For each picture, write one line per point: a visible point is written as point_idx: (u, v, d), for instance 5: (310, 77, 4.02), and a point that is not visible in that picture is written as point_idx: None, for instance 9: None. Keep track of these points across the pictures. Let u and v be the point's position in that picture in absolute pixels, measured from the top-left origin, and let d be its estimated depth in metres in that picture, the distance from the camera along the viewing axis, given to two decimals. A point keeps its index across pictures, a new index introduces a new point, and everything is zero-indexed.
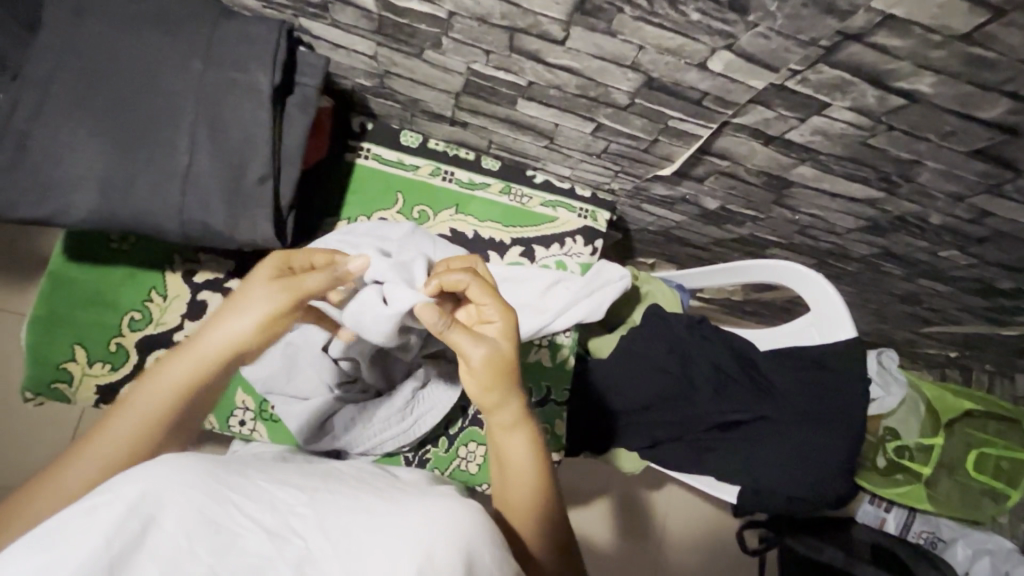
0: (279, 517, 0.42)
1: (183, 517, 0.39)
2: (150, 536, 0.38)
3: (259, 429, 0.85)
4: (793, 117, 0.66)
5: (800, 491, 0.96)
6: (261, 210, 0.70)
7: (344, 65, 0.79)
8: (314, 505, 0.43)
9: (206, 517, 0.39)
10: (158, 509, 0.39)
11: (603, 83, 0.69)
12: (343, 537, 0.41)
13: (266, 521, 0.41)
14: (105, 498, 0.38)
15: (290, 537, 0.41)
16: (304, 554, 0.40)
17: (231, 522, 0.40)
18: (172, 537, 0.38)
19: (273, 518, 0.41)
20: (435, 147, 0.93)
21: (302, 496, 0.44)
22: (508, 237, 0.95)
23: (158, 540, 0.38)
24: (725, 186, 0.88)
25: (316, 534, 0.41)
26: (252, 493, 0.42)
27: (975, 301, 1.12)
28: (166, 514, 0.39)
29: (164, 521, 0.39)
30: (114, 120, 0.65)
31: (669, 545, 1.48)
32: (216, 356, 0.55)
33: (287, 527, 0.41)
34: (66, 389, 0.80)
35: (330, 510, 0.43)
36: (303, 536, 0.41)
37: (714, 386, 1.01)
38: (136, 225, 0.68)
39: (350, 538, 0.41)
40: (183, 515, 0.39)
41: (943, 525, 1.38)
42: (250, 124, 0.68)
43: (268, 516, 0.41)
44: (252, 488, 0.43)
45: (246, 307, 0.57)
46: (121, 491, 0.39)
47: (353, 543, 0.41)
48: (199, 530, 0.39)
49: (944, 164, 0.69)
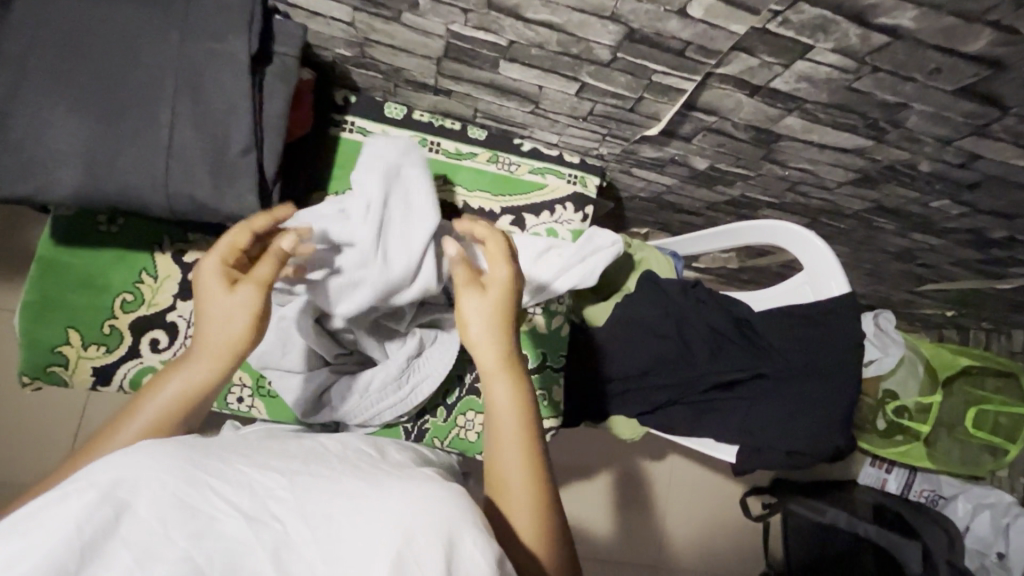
0: (258, 500, 0.41)
1: (157, 502, 0.39)
2: (124, 524, 0.37)
3: (257, 406, 0.85)
4: (778, 63, 0.65)
5: (800, 445, 0.97)
6: (245, 181, 0.69)
7: (322, 34, 0.78)
8: (294, 489, 0.43)
9: (181, 501, 0.39)
10: (131, 495, 0.39)
11: (584, 37, 0.68)
12: (322, 521, 0.40)
13: (245, 505, 0.40)
14: (77, 485, 0.38)
15: (268, 522, 0.40)
16: (282, 538, 0.39)
17: (208, 506, 0.40)
18: (144, 524, 0.38)
19: (251, 502, 0.41)
20: (421, 118, 0.93)
21: (284, 481, 0.43)
22: (498, 206, 0.94)
23: (131, 528, 0.37)
24: (713, 143, 0.87)
25: (294, 518, 0.40)
26: (230, 478, 0.42)
27: (969, 253, 1.12)
28: (141, 499, 0.38)
29: (137, 507, 0.38)
30: (90, 95, 0.64)
31: (675, 514, 1.50)
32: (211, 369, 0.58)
33: (266, 510, 0.41)
34: (63, 372, 0.80)
35: (311, 493, 0.42)
36: (280, 520, 0.40)
37: (710, 347, 1.01)
38: (120, 202, 0.67)
39: (329, 521, 0.40)
40: (158, 501, 0.39)
41: (944, 483, 1.42)
42: (230, 94, 0.67)
43: (246, 500, 0.41)
44: (231, 474, 0.42)
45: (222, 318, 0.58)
46: (94, 478, 0.39)
47: (333, 526, 0.40)
48: (173, 514, 0.38)
49: (932, 106, 0.68)
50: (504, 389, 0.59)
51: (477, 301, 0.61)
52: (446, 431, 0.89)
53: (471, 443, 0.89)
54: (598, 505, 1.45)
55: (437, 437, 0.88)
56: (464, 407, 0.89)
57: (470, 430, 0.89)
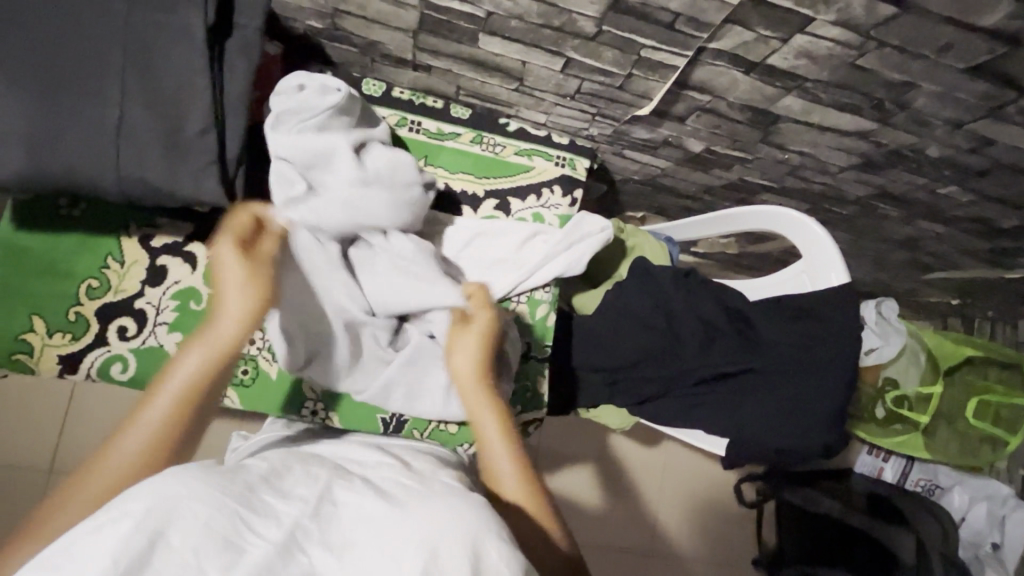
0: (287, 526, 0.40)
1: (190, 530, 0.37)
2: (157, 553, 0.35)
3: (230, 396, 0.83)
4: (775, 38, 0.60)
5: (791, 441, 0.94)
6: (204, 163, 0.65)
7: (290, 5, 0.74)
8: (318, 521, 0.42)
9: (212, 529, 0.37)
10: (165, 523, 0.37)
11: (566, 8, 0.63)
12: (346, 550, 0.40)
13: (274, 534, 0.39)
14: (113, 517, 0.37)
15: (297, 551, 0.39)
16: (308, 569, 0.38)
17: (239, 534, 0.38)
18: (177, 552, 0.36)
19: (281, 529, 0.39)
20: (401, 96, 0.87)
21: (308, 509, 0.42)
22: (481, 190, 0.90)
23: (164, 557, 0.35)
24: (708, 125, 0.82)
25: (319, 549, 0.40)
26: (259, 506, 0.40)
27: (977, 242, 1.08)
28: (173, 527, 0.37)
29: (172, 536, 0.36)
30: (36, 70, 0.60)
31: (668, 502, 1.47)
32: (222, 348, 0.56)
33: (295, 537, 0.39)
34: (27, 360, 0.77)
35: (340, 527, 0.42)
36: (306, 552, 0.39)
37: (701, 338, 0.97)
38: (71, 184, 0.63)
39: (353, 553, 0.40)
40: (191, 528, 0.37)
41: (942, 473, 1.35)
42: (186, 69, 0.63)
43: (275, 527, 0.39)
44: (259, 502, 0.41)
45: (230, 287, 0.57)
46: (127, 508, 0.37)
47: (360, 561, 0.39)
48: (205, 542, 0.36)
49: (941, 85, 0.63)
50: (489, 423, 0.66)
51: (467, 338, 0.70)
52: (425, 423, 0.86)
53: (451, 434, 0.85)
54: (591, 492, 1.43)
55: (417, 428, 0.85)
56: None
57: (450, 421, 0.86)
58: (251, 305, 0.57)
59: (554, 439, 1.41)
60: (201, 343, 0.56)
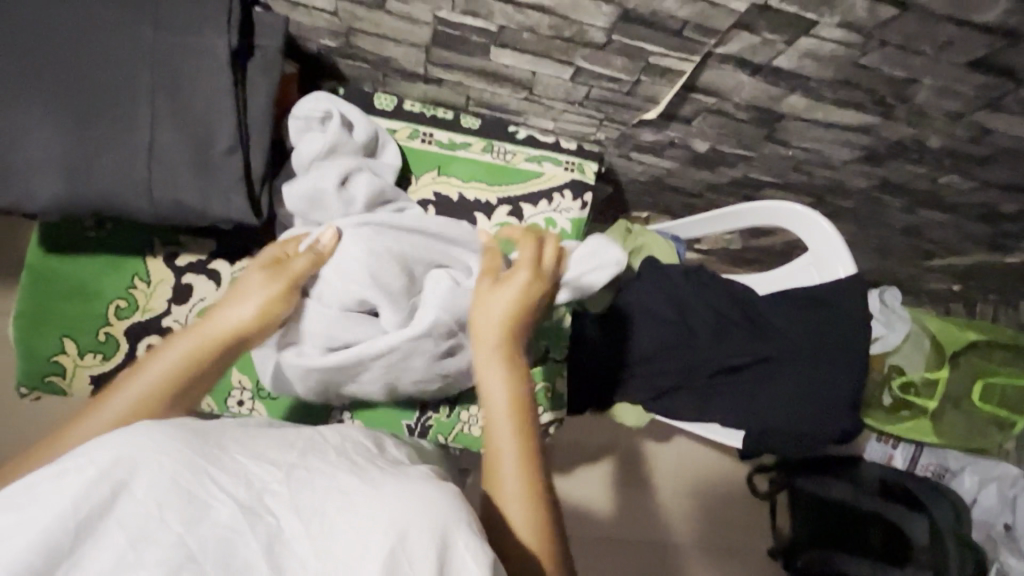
0: (253, 492, 0.40)
1: (155, 484, 0.38)
2: (120, 503, 0.36)
3: (258, 408, 0.85)
4: (780, 41, 0.63)
5: (807, 429, 0.96)
6: (233, 179, 0.67)
7: (306, 25, 0.76)
8: (289, 484, 0.42)
9: (178, 485, 0.38)
10: (130, 475, 0.38)
11: (577, 20, 0.66)
12: (316, 517, 0.40)
13: (240, 494, 0.40)
14: (77, 463, 0.38)
15: (263, 515, 0.39)
16: (275, 533, 0.39)
17: (204, 492, 0.39)
18: (142, 505, 0.37)
19: (248, 493, 0.40)
20: (412, 108, 0.89)
21: (278, 474, 0.43)
22: (494, 197, 0.91)
23: (127, 508, 0.36)
24: (714, 125, 0.84)
25: (288, 512, 0.40)
26: (228, 467, 0.41)
27: (979, 227, 1.10)
28: (139, 480, 0.38)
29: (136, 488, 0.37)
30: (65, 99, 0.61)
31: (683, 495, 1.48)
32: (216, 335, 0.64)
33: (261, 503, 0.40)
34: (61, 382, 0.79)
35: (307, 488, 0.42)
36: (275, 514, 0.39)
37: (715, 330, 1.00)
38: (105, 209, 0.65)
39: (324, 517, 0.40)
40: (157, 482, 0.38)
41: (951, 455, 1.37)
42: (211, 92, 0.65)
43: (243, 490, 0.40)
44: (229, 464, 0.42)
45: (246, 296, 0.66)
46: (93, 456, 0.38)
47: (327, 522, 0.39)
48: (170, 497, 0.38)
49: (942, 80, 0.66)
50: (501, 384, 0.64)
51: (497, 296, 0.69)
52: (449, 428, 0.87)
53: (475, 438, 0.87)
54: (604, 489, 1.44)
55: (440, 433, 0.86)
56: (467, 402, 0.87)
57: (473, 425, 0.87)
58: (261, 310, 0.66)
59: (567, 439, 1.42)
60: (196, 330, 0.63)
